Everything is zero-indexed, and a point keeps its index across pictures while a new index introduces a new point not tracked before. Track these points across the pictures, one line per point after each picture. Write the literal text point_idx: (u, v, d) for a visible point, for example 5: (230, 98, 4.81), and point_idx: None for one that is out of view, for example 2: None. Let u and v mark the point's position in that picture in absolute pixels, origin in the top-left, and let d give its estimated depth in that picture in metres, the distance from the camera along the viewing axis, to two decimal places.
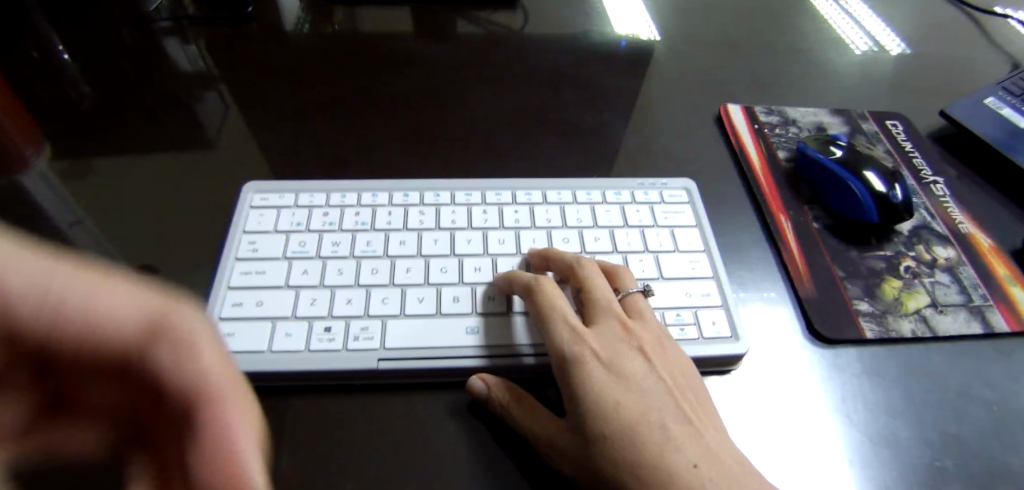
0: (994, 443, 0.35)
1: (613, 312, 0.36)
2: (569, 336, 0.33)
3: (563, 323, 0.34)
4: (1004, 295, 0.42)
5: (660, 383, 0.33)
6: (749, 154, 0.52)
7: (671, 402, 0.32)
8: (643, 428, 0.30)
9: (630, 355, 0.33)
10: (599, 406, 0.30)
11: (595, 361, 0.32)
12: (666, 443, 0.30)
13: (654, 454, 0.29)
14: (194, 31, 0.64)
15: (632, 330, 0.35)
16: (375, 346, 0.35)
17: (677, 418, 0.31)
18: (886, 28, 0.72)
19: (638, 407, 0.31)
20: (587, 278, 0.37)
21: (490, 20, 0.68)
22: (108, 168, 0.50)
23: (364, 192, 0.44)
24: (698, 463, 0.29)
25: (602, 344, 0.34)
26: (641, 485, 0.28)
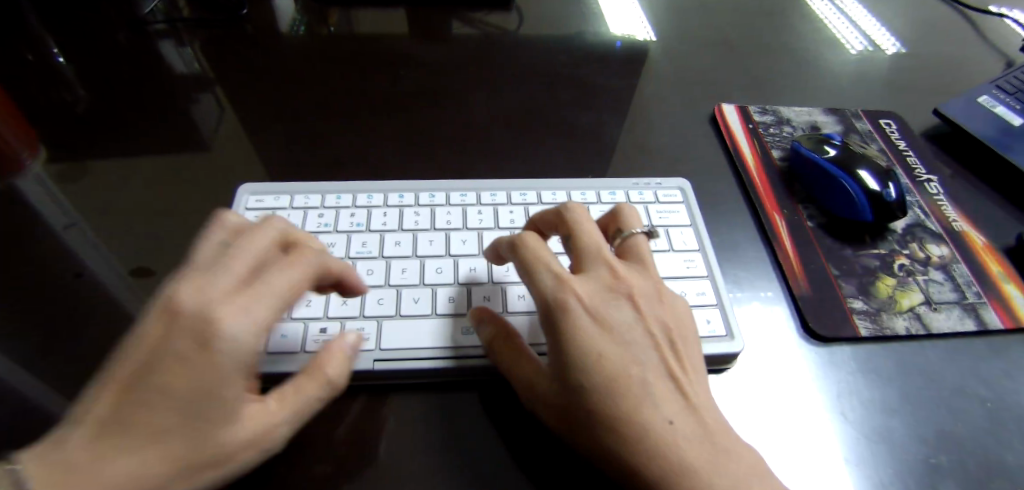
0: (989, 440, 0.35)
1: (602, 261, 0.34)
2: (554, 283, 0.32)
3: (548, 271, 0.33)
4: (998, 292, 0.42)
5: (645, 333, 0.32)
6: (743, 154, 0.52)
7: (655, 353, 0.31)
8: (624, 379, 0.29)
9: (616, 304, 0.32)
10: (579, 357, 0.30)
11: (579, 309, 0.31)
12: (646, 396, 0.29)
13: (632, 406, 0.29)
14: (190, 33, 0.64)
15: (621, 279, 0.34)
16: (370, 347, 0.35)
17: (660, 371, 0.31)
18: (880, 27, 0.73)
19: (620, 358, 0.30)
20: (577, 224, 0.35)
21: (486, 21, 0.68)
22: (103, 170, 0.50)
23: (359, 193, 0.44)
24: (673, 420, 0.29)
25: (588, 292, 0.32)
26: (614, 436, 0.28)
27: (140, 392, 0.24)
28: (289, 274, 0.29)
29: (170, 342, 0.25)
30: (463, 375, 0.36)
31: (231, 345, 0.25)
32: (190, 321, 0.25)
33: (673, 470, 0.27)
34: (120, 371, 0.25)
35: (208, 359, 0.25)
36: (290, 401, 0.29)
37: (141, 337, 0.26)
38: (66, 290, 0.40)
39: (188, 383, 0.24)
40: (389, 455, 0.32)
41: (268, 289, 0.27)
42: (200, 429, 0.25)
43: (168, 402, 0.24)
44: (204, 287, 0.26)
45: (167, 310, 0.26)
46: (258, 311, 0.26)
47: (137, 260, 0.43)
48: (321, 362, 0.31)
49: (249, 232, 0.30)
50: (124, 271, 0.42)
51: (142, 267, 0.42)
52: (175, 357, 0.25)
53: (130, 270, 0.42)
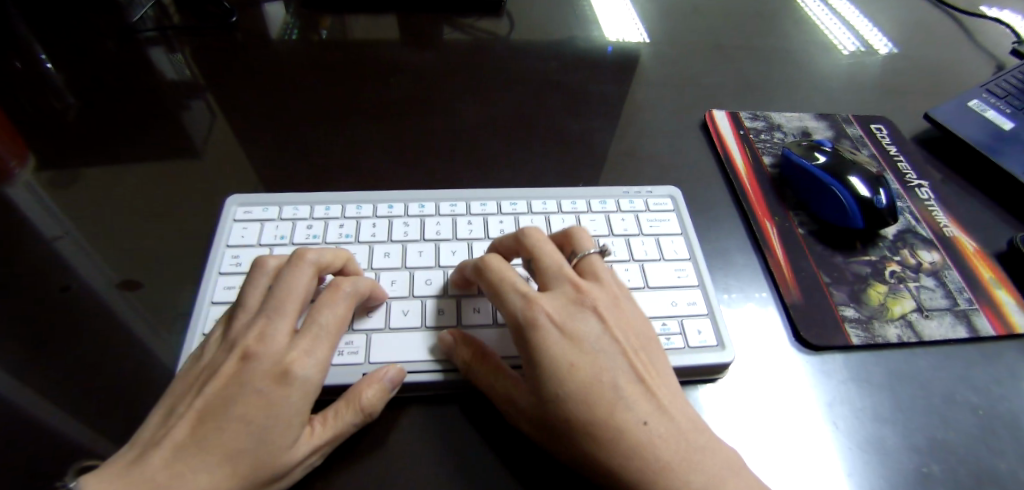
0: (981, 448, 0.35)
1: (564, 275, 0.35)
2: (521, 302, 0.33)
3: (514, 291, 0.33)
4: (988, 298, 0.42)
5: (614, 344, 0.33)
6: (734, 160, 0.52)
7: (625, 360, 0.32)
8: (596, 388, 0.31)
9: (582, 315, 0.33)
10: (552, 370, 0.31)
11: (547, 324, 0.32)
12: (619, 401, 0.30)
13: (606, 412, 0.30)
14: (181, 40, 0.64)
15: (584, 291, 0.35)
16: (359, 360, 0.35)
17: (632, 377, 0.32)
18: (873, 27, 0.73)
19: (591, 368, 0.31)
20: (534, 245, 0.36)
21: (478, 27, 0.68)
22: (90, 179, 0.49)
23: (348, 204, 0.43)
24: (648, 420, 0.30)
25: (554, 306, 0.33)
26: (596, 442, 0.30)
27: (220, 423, 0.28)
28: (335, 310, 0.32)
29: (245, 379, 0.29)
30: (452, 389, 0.35)
31: (302, 378, 0.30)
32: (262, 362, 0.30)
33: (648, 470, 0.29)
34: (200, 404, 0.29)
35: (281, 391, 0.29)
36: (331, 426, 0.31)
37: (217, 376, 0.30)
38: (55, 303, 0.40)
39: (262, 415, 0.29)
40: (379, 470, 0.32)
41: (321, 327, 0.31)
42: (265, 452, 0.28)
43: (245, 429, 0.28)
44: (270, 334, 0.31)
45: (240, 354, 0.30)
46: (319, 348, 0.31)
47: (126, 271, 0.43)
48: (360, 390, 0.32)
49: (289, 271, 0.33)
50: (113, 283, 0.42)
51: (130, 279, 0.42)
52: (252, 392, 0.29)
53: (118, 282, 0.42)
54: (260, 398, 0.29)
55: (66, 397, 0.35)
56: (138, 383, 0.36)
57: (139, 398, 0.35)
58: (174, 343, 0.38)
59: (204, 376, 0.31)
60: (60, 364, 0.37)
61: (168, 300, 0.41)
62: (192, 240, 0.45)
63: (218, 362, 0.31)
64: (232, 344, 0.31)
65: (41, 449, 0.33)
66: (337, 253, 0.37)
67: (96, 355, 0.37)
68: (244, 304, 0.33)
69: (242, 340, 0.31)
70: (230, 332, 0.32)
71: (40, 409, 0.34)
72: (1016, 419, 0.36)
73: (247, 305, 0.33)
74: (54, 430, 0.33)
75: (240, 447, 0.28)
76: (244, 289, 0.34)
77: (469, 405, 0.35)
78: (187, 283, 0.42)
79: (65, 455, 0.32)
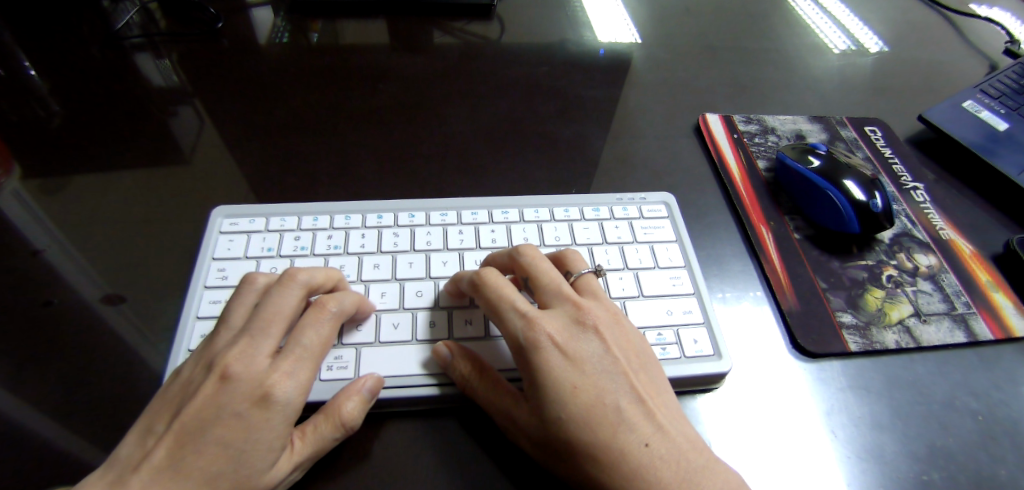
0: (982, 455, 0.34)
1: (565, 294, 0.35)
2: (522, 322, 0.32)
3: (514, 310, 0.33)
4: (987, 302, 0.42)
5: (614, 364, 0.32)
6: (728, 165, 0.51)
7: (626, 381, 0.32)
8: (598, 410, 0.30)
9: (583, 336, 0.33)
10: (555, 393, 0.30)
11: (549, 346, 0.31)
12: (620, 422, 0.30)
13: (608, 435, 0.30)
14: (167, 46, 0.63)
15: (585, 310, 0.34)
16: (349, 376, 0.34)
17: (633, 398, 0.31)
18: (863, 27, 0.73)
19: (593, 391, 0.31)
20: (532, 264, 0.36)
21: (468, 30, 0.67)
22: (72, 189, 0.48)
23: (337, 214, 0.43)
24: (649, 442, 0.30)
25: (556, 327, 0.33)
26: (597, 465, 0.29)
27: (199, 446, 0.28)
28: (320, 331, 0.32)
29: (223, 401, 0.29)
30: (445, 403, 0.35)
31: (283, 401, 0.29)
32: (242, 383, 0.29)
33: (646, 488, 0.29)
34: (177, 425, 0.29)
35: (261, 414, 0.29)
36: (310, 441, 0.30)
37: (194, 397, 0.29)
38: (34, 318, 0.39)
39: (241, 435, 0.28)
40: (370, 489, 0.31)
41: (304, 348, 0.31)
42: (246, 474, 0.28)
43: (227, 452, 0.28)
44: (251, 353, 0.30)
45: (219, 375, 0.30)
46: (301, 371, 0.30)
47: (109, 283, 0.41)
48: (339, 403, 0.31)
49: (273, 289, 0.33)
50: (94, 296, 0.40)
51: (113, 292, 0.41)
52: (231, 414, 0.28)
53: (100, 296, 0.40)
54: (238, 421, 0.28)
55: (45, 417, 0.34)
56: (119, 402, 0.35)
57: (121, 417, 0.34)
58: (157, 358, 0.37)
59: (182, 395, 0.30)
60: (40, 382, 0.35)
61: (152, 313, 0.40)
62: (177, 251, 0.44)
63: (195, 379, 0.30)
64: (210, 362, 0.30)
65: (20, 472, 0.31)
66: (329, 273, 0.36)
67: (76, 372, 0.36)
68: (227, 320, 0.33)
69: (221, 360, 0.30)
70: (208, 348, 0.32)
71: (16, 431, 0.33)
72: (1015, 424, 0.36)
73: (230, 322, 0.33)
74: (33, 451, 0.32)
75: (218, 470, 0.28)
76: (229, 304, 0.33)
77: (460, 419, 0.34)
78: (172, 296, 0.41)
79: (44, 479, 0.31)
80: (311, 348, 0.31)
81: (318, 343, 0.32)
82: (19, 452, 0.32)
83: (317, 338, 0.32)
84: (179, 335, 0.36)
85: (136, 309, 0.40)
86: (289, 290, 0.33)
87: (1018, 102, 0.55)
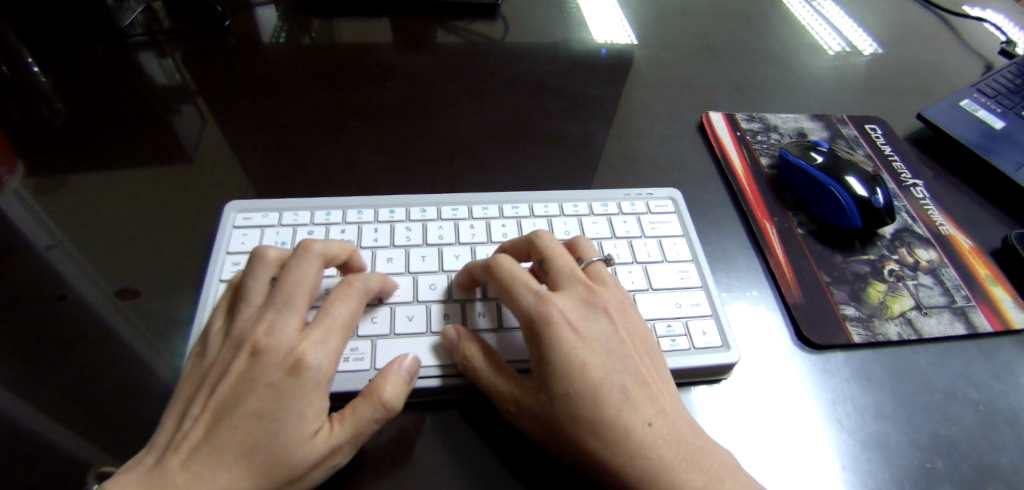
0: (982, 444, 0.35)
1: (577, 277, 0.35)
2: (535, 299, 0.33)
3: (527, 289, 0.33)
4: (986, 295, 0.43)
5: (621, 345, 0.33)
6: (732, 162, 0.52)
7: (631, 361, 0.32)
8: (605, 387, 0.31)
9: (594, 317, 0.33)
10: (564, 368, 0.31)
11: (561, 322, 0.32)
12: (625, 401, 0.31)
13: (612, 412, 0.30)
14: (171, 44, 0.63)
15: (597, 293, 0.35)
16: (366, 367, 0.35)
17: (638, 380, 0.32)
18: (858, 28, 0.74)
19: (602, 369, 0.31)
20: (547, 248, 0.37)
21: (472, 30, 0.68)
22: (81, 185, 0.48)
23: (349, 209, 0.43)
24: (651, 422, 0.30)
25: (568, 305, 0.33)
26: (599, 441, 0.30)
27: (234, 420, 0.29)
28: (346, 304, 0.32)
29: (257, 375, 0.30)
30: (459, 394, 0.35)
31: (313, 368, 0.30)
32: (273, 355, 0.30)
33: (653, 473, 0.29)
34: (213, 404, 0.30)
35: (293, 383, 0.29)
36: (349, 422, 0.30)
37: (229, 373, 0.30)
38: (48, 313, 0.39)
39: (275, 405, 0.29)
40: (388, 477, 0.32)
41: (332, 319, 0.32)
42: (280, 447, 0.28)
43: (257, 425, 0.28)
44: (279, 327, 0.31)
45: (251, 349, 0.30)
46: (331, 339, 0.31)
47: (122, 280, 0.42)
48: (377, 385, 0.31)
49: (296, 264, 0.34)
50: (108, 292, 0.41)
51: (126, 287, 0.41)
52: (263, 385, 0.29)
53: (114, 291, 0.41)
54: (272, 391, 0.29)
55: (62, 410, 0.34)
56: (137, 395, 0.35)
57: (138, 410, 0.35)
58: (173, 353, 0.37)
59: (215, 375, 0.31)
60: (56, 375, 0.36)
61: (166, 308, 0.40)
62: (189, 247, 0.44)
63: (228, 359, 0.31)
64: (241, 341, 0.31)
65: (38, 463, 0.32)
66: (343, 245, 0.36)
67: (93, 366, 0.36)
68: (250, 298, 0.33)
69: (252, 336, 0.31)
70: (236, 324, 0.33)
71: (34, 423, 0.33)
72: (1015, 414, 0.37)
73: (253, 299, 0.33)
74: (53, 443, 0.33)
75: (254, 443, 0.28)
76: (247, 282, 0.34)
77: (474, 409, 0.35)
78: (185, 291, 0.41)
79: (63, 471, 0.32)
80: (338, 319, 0.32)
81: (345, 315, 0.32)
82: (37, 443, 0.33)
83: (343, 310, 0.32)
84: (195, 327, 0.37)
85: (151, 303, 0.40)
86: (311, 264, 0.34)
87: (1015, 101, 0.56)
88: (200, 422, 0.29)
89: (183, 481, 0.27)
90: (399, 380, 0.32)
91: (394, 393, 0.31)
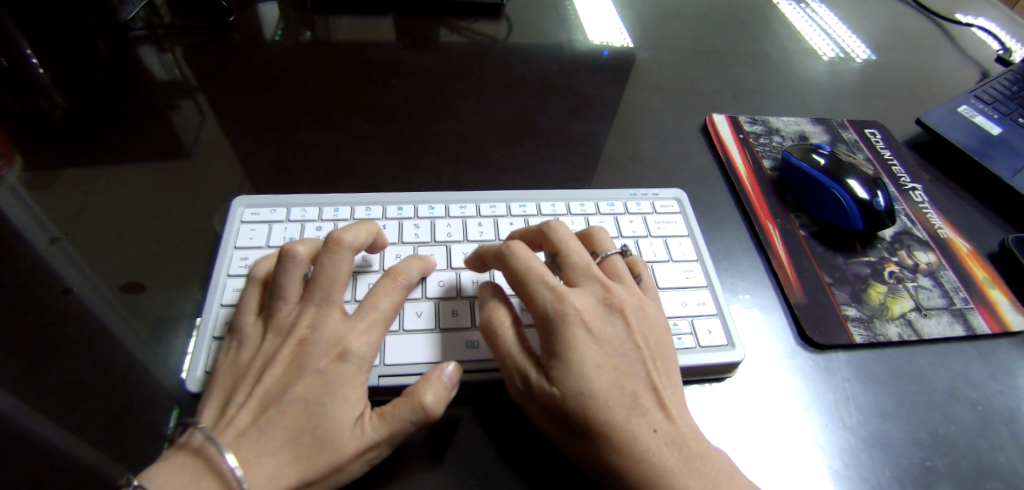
0: (981, 442, 0.36)
1: (592, 275, 0.35)
2: (550, 294, 0.33)
3: (541, 283, 0.33)
4: (983, 298, 0.43)
5: (634, 350, 0.33)
6: (735, 163, 0.53)
7: (643, 366, 0.33)
8: (614, 390, 0.31)
9: (609, 317, 0.33)
10: (576, 370, 0.31)
11: (577, 321, 0.32)
12: (634, 407, 0.31)
13: (622, 416, 0.30)
14: (171, 39, 0.62)
15: (613, 292, 0.35)
16: (375, 363, 0.35)
17: (647, 384, 0.32)
18: (852, 35, 0.75)
19: (613, 372, 0.32)
20: (560, 243, 0.36)
21: (474, 30, 0.68)
22: (83, 180, 0.48)
23: (357, 206, 0.43)
24: (657, 429, 0.31)
25: (584, 304, 0.33)
26: (607, 446, 0.30)
27: (282, 406, 0.30)
28: (392, 298, 0.34)
29: (304, 362, 0.31)
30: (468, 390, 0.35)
31: (358, 354, 0.32)
32: (320, 344, 0.32)
33: (659, 474, 0.29)
34: (257, 392, 0.31)
35: (339, 369, 0.31)
36: (386, 420, 0.30)
37: (275, 363, 0.32)
38: (49, 308, 0.39)
39: (320, 391, 0.30)
40: (399, 471, 0.32)
41: (378, 311, 0.33)
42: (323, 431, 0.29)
43: (303, 410, 0.30)
44: (322, 320, 0.32)
45: (298, 340, 0.32)
46: (375, 329, 0.33)
47: (126, 275, 0.41)
48: (419, 388, 0.31)
49: (329, 257, 0.34)
50: (114, 287, 0.41)
51: (131, 283, 0.41)
52: (312, 372, 0.31)
53: (118, 286, 0.41)
54: (319, 377, 0.31)
55: (66, 405, 0.34)
56: (146, 390, 0.35)
57: (144, 405, 0.34)
58: (180, 348, 0.37)
59: (255, 364, 0.32)
60: (60, 370, 0.36)
61: (172, 303, 0.40)
62: (194, 243, 0.44)
63: (272, 350, 0.33)
64: (286, 332, 0.33)
65: (40, 458, 0.31)
66: (368, 230, 0.36)
67: (97, 361, 0.36)
68: (283, 294, 0.34)
69: (297, 328, 0.33)
70: (277, 319, 0.33)
71: (37, 418, 0.33)
72: (1013, 414, 0.38)
73: (288, 296, 0.34)
74: (55, 438, 0.32)
75: (301, 427, 0.30)
76: (279, 278, 0.34)
77: (482, 406, 0.35)
78: (191, 287, 0.41)
79: (67, 466, 0.31)
80: (381, 310, 0.33)
81: (388, 305, 0.33)
82: (45, 437, 0.32)
83: (386, 300, 0.33)
84: (203, 322, 0.37)
85: (156, 299, 0.40)
86: (346, 255, 0.34)
87: (1011, 108, 0.57)
88: (243, 410, 0.30)
89: (227, 466, 0.28)
90: (441, 387, 0.32)
91: (435, 400, 0.31)
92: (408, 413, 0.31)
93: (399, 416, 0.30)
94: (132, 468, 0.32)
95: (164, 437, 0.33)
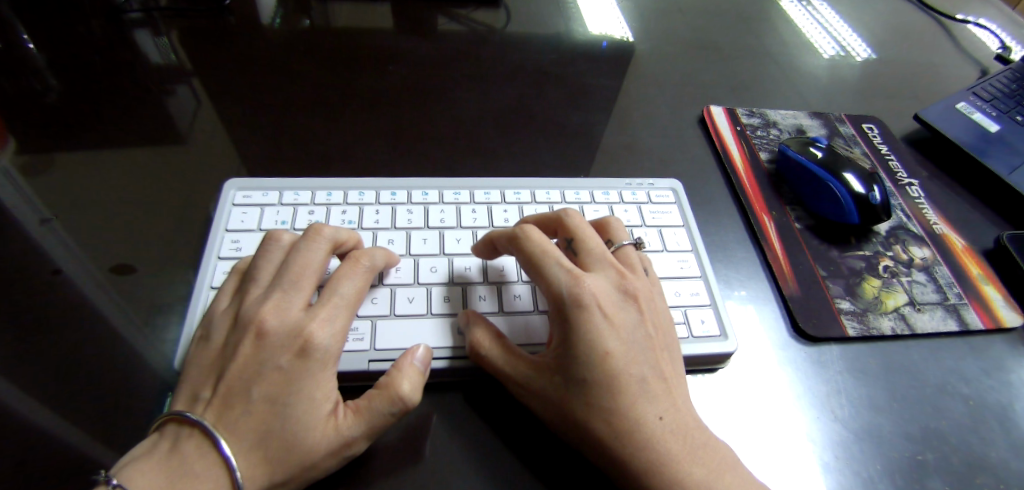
0: (972, 437, 0.36)
1: (608, 261, 0.35)
2: (567, 277, 0.33)
3: (559, 266, 0.33)
4: (978, 294, 0.43)
5: (645, 340, 0.33)
6: (732, 156, 0.53)
7: (652, 355, 0.32)
8: (626, 376, 0.31)
9: (624, 304, 0.33)
10: (590, 355, 0.31)
11: (593, 306, 0.32)
12: (642, 394, 0.31)
13: (629, 403, 0.30)
14: (168, 23, 0.62)
15: (629, 279, 0.35)
16: (365, 347, 0.35)
17: (656, 374, 0.32)
18: (852, 31, 0.75)
19: (626, 358, 0.31)
20: (576, 228, 0.37)
21: (473, 18, 0.67)
22: (75, 162, 0.47)
23: (350, 190, 0.43)
24: (663, 416, 0.31)
25: (600, 289, 0.33)
26: (613, 433, 0.30)
27: (247, 406, 0.29)
28: (355, 282, 0.33)
29: (265, 358, 0.30)
30: (459, 376, 0.35)
31: (321, 348, 0.30)
32: (279, 336, 0.30)
33: (661, 461, 0.29)
34: (222, 389, 0.30)
35: (301, 365, 0.30)
36: (364, 416, 0.30)
37: (236, 357, 0.30)
38: (39, 290, 0.38)
39: (284, 388, 0.29)
40: (388, 455, 0.32)
41: (341, 297, 0.32)
42: (289, 434, 0.28)
43: (270, 410, 0.29)
44: (284, 307, 0.31)
45: (255, 332, 0.31)
46: (339, 316, 0.31)
47: (116, 257, 0.41)
48: (394, 379, 0.31)
49: (302, 246, 0.34)
50: (104, 270, 0.40)
51: (121, 264, 0.41)
52: (274, 367, 0.30)
53: (108, 268, 0.40)
54: (281, 374, 0.29)
55: (53, 388, 0.34)
56: (135, 373, 0.35)
57: (132, 387, 0.34)
58: (169, 330, 0.37)
59: (222, 359, 0.31)
60: (46, 352, 0.35)
61: (161, 286, 0.40)
62: (186, 227, 0.44)
63: (232, 344, 0.31)
64: (245, 324, 0.31)
65: (26, 438, 0.31)
66: (351, 234, 0.37)
67: (85, 344, 0.36)
68: (258, 277, 0.34)
69: (256, 316, 0.31)
70: (243, 306, 0.33)
71: (23, 399, 0.33)
72: (1003, 410, 0.38)
73: (261, 279, 0.34)
74: (39, 420, 0.32)
75: (267, 429, 0.29)
76: (258, 262, 0.34)
77: (475, 393, 0.36)
78: (182, 270, 0.41)
79: (52, 449, 0.31)
80: (346, 293, 0.33)
81: (351, 287, 0.33)
82: (30, 419, 0.32)
83: (347, 283, 0.33)
84: (192, 305, 0.36)
85: (147, 281, 0.40)
86: (324, 248, 0.34)
87: (1009, 106, 0.57)
88: (213, 405, 0.29)
89: (202, 469, 0.27)
90: (416, 377, 0.32)
91: (411, 390, 0.31)
92: (387, 405, 0.31)
93: (377, 409, 0.30)
94: (122, 451, 0.32)
95: (153, 420, 0.33)
